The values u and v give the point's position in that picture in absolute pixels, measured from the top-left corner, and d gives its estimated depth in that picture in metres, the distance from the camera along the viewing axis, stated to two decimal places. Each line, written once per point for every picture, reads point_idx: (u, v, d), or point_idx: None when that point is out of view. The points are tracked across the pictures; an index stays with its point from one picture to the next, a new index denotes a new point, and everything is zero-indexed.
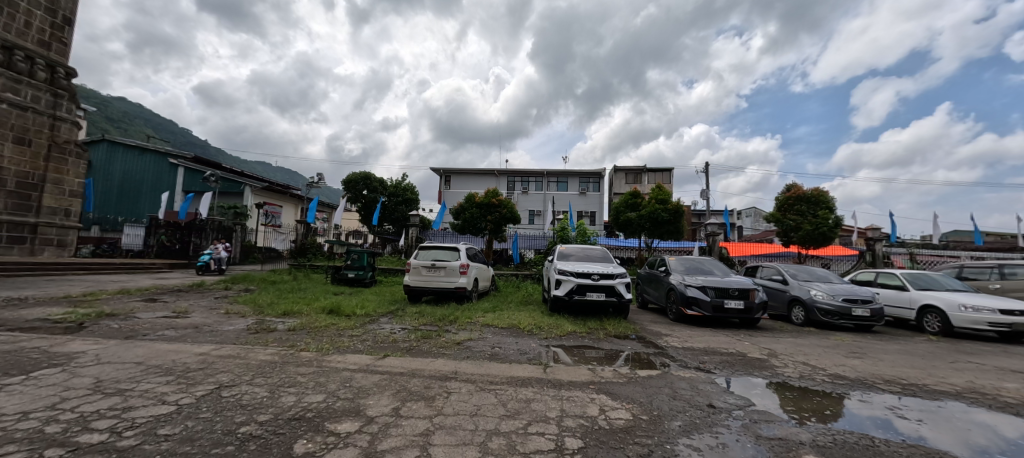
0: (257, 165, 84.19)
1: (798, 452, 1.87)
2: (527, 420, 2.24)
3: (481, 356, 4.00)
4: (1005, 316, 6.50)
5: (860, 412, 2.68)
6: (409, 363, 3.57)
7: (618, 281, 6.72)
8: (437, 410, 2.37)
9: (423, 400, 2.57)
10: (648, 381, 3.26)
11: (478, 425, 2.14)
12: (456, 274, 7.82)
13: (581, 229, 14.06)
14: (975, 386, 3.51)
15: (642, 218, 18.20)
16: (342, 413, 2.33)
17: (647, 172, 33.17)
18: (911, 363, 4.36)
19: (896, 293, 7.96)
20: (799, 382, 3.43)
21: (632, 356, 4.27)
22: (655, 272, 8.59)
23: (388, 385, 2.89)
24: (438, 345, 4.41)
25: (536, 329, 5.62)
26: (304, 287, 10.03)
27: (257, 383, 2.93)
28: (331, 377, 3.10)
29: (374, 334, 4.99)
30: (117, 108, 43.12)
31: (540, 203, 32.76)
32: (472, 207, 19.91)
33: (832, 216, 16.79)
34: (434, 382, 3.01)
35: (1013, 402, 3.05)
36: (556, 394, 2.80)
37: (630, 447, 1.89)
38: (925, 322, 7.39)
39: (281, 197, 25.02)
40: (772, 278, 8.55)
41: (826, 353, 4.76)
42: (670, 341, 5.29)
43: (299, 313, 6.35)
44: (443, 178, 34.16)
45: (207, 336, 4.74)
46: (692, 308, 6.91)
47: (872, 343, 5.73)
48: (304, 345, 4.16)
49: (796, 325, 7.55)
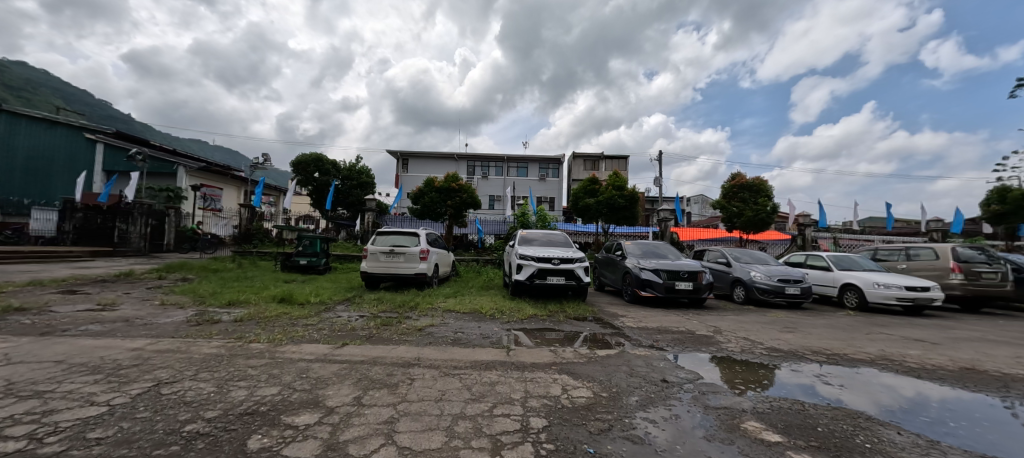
0: (196, 147, 77.46)
1: (740, 419, 2.06)
2: (492, 402, 2.28)
3: (444, 341, 3.99)
4: (910, 292, 7.44)
5: (791, 380, 2.99)
6: (369, 351, 3.49)
7: (577, 265, 6.91)
8: (401, 397, 2.35)
9: (386, 387, 2.54)
10: (607, 360, 3.42)
11: (444, 410, 2.14)
12: (415, 260, 7.67)
13: (541, 214, 14.22)
14: (884, 353, 4.04)
15: (599, 204, 18.74)
16: (299, 405, 2.24)
17: (604, 159, 34.09)
18: (835, 335, 4.90)
19: (823, 273, 8.84)
20: (740, 355, 3.76)
21: (590, 337, 4.45)
22: (610, 255, 8.98)
23: (348, 374, 2.81)
24: (399, 331, 4.35)
25: (498, 313, 5.68)
26: (251, 275, 9.45)
27: (203, 378, 2.74)
28: (285, 369, 2.96)
29: (330, 322, 4.83)
30: (13, 73, 36.98)
31: (500, 188, 32.78)
32: (431, 192, 19.38)
33: (770, 204, 18.20)
34: (396, 369, 2.97)
35: (914, 366, 3.55)
36: (520, 376, 2.86)
37: (592, 422, 1.98)
38: (845, 298, 8.31)
39: (221, 179, 23.04)
40: (717, 261, 9.21)
41: (763, 328, 5.24)
42: (626, 321, 5.59)
43: (246, 302, 5.99)
44: (400, 161, 33.07)
45: (141, 330, 4.34)
46: (645, 289, 7.28)
47: (802, 318, 6.36)
48: (254, 336, 3.95)
49: (738, 303, 8.19)
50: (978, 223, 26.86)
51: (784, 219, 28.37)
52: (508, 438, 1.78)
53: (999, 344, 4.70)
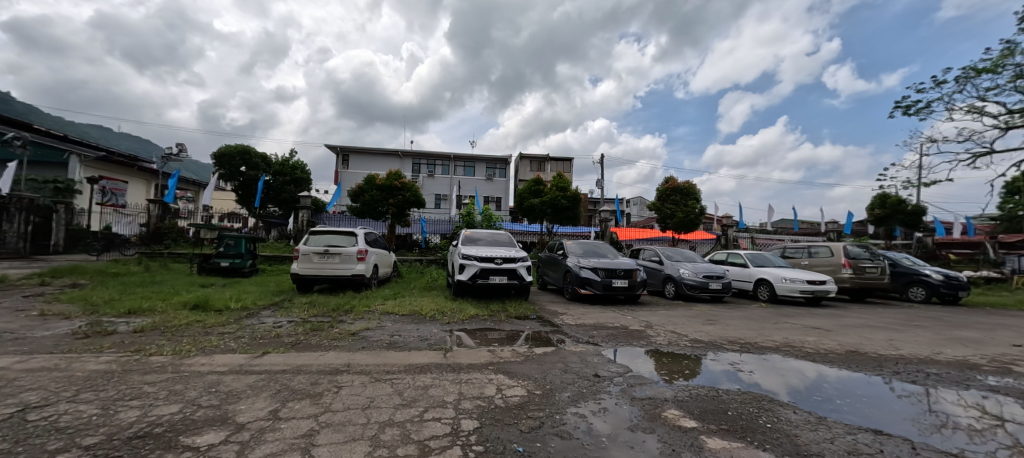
0: (98, 135, 67.71)
1: (662, 408, 2.17)
2: (424, 406, 2.20)
3: (377, 345, 3.82)
4: (810, 285, 8.44)
5: (711, 368, 3.22)
6: (293, 359, 3.24)
7: (520, 265, 6.99)
8: (325, 407, 2.19)
9: (308, 398, 2.35)
10: (544, 357, 3.47)
11: (371, 418, 2.03)
12: (353, 261, 7.30)
13: (487, 214, 14.19)
14: (788, 341, 4.53)
15: (544, 204, 19.23)
16: (204, 423, 2.01)
17: (550, 161, 35.20)
18: (749, 326, 5.41)
19: (741, 269, 9.73)
20: (667, 348, 4.00)
21: (531, 335, 4.49)
22: (553, 255, 9.20)
23: (266, 386, 2.58)
24: (330, 337, 4.10)
25: (438, 314, 5.59)
26: (160, 279, 8.43)
27: (84, 399, 2.36)
28: (191, 383, 2.65)
29: (252, 330, 4.43)
30: None
31: (446, 187, 32.53)
32: (371, 190, 18.36)
33: (698, 207, 19.88)
34: (322, 377, 2.77)
35: (811, 351, 4.00)
36: (455, 378, 2.80)
37: (524, 421, 1.96)
38: (759, 292, 9.22)
39: (127, 171, 20.34)
40: (651, 259, 9.79)
41: (689, 321, 5.65)
42: (565, 319, 5.74)
43: (151, 310, 5.32)
44: (340, 156, 31.63)
45: (7, 346, 3.67)
46: (585, 287, 7.55)
47: (723, 311, 6.97)
48: (155, 348, 3.50)
49: (669, 299, 8.79)
50: (863, 225, 31.53)
51: (711, 219, 31.24)
52: (435, 443, 1.71)
53: (876, 329, 5.50)
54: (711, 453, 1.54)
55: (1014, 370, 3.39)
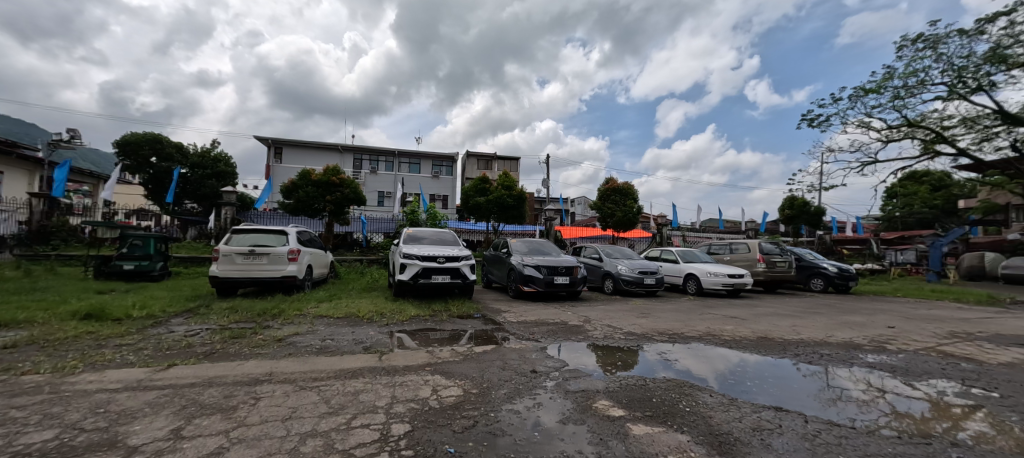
0: None
1: (593, 400, 2.25)
2: (352, 413, 2.06)
3: (307, 352, 3.58)
4: (731, 279, 9.33)
5: (644, 359, 3.39)
6: (205, 371, 2.94)
7: (463, 264, 6.96)
8: (238, 422, 1.99)
9: (219, 412, 2.12)
10: (484, 355, 3.46)
11: (290, 430, 1.88)
12: (283, 262, 6.85)
13: (432, 212, 13.75)
14: (711, 330, 4.95)
15: (490, 203, 19.36)
16: (85, 449, 1.73)
17: (497, 160, 35.61)
18: (678, 318, 5.84)
19: (673, 265, 10.46)
20: (603, 341, 4.17)
21: (475, 334, 4.49)
22: (498, 253, 9.29)
23: (170, 402, 2.30)
24: (252, 344, 3.79)
25: (376, 315, 5.42)
26: (42, 285, 7.25)
27: None
28: (73, 405, 2.30)
29: (159, 340, 3.98)
30: None
31: (390, 184, 31.68)
32: (307, 186, 16.78)
33: (636, 205, 21.27)
34: (238, 389, 2.52)
35: (729, 339, 4.41)
36: (389, 381, 2.65)
37: (457, 420, 1.88)
38: (688, 285, 9.98)
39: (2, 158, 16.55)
40: (591, 256, 10.22)
41: (625, 315, 6.00)
42: (508, 316, 5.83)
43: (28, 323, 4.54)
44: (272, 150, 29.99)
45: None
46: (528, 285, 7.74)
47: (656, 305, 7.49)
48: (28, 367, 2.99)
49: (608, 294, 9.27)
50: (775, 224, 35.64)
51: (647, 219, 33.52)
52: (360, 452, 1.60)
53: (783, 316, 6.21)
54: (635, 438, 1.64)
55: (887, 348, 3.99)
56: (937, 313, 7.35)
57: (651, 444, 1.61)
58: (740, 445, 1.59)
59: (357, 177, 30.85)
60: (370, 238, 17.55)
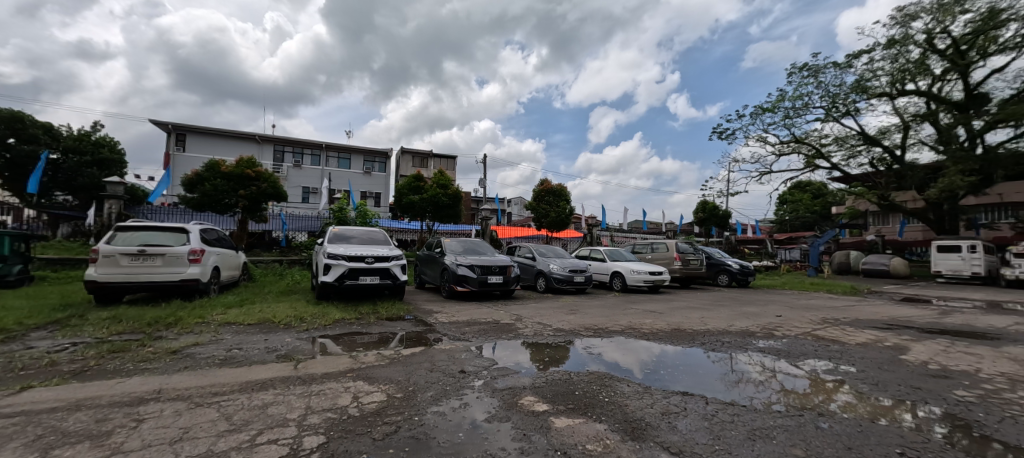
0: None
1: (520, 397, 2.31)
2: (260, 428, 1.83)
3: (207, 364, 3.22)
4: (651, 276, 10.23)
5: (571, 354, 3.54)
6: (71, 394, 2.48)
7: (394, 264, 6.80)
8: (110, 450, 1.65)
9: (86, 441, 1.76)
10: (411, 358, 3.36)
11: (179, 453, 1.60)
12: (183, 263, 6.14)
13: (362, 210, 12.94)
14: (632, 324, 5.34)
15: (424, 201, 18.83)
16: None
17: (433, 157, 35.25)
18: (605, 313, 6.25)
19: (601, 264, 11.13)
20: (533, 338, 4.29)
21: (404, 337, 4.38)
22: (431, 253, 9.18)
23: (14, 435, 1.86)
24: (136, 359, 3.31)
25: (295, 321, 5.09)
26: None
27: None
28: None
29: (7, 359, 3.31)
30: None
31: (316, 179, 29.81)
32: (216, 178, 14.86)
33: (568, 207, 23.05)
34: (111, 412, 2.12)
35: (647, 331, 4.79)
36: (304, 391, 2.42)
37: (378, 428, 1.78)
38: (614, 282, 10.68)
39: None
40: (525, 255, 10.53)
41: (555, 313, 6.29)
42: (439, 317, 5.81)
43: None
44: (173, 136, 26.60)
45: None
46: (461, 285, 7.77)
47: (584, 301, 7.97)
48: None
49: (540, 292, 9.65)
50: (689, 226, 39.85)
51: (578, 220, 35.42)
52: None
53: (694, 309, 6.93)
54: (557, 432, 1.78)
55: (775, 334, 4.61)
56: (812, 302, 8.76)
57: (571, 435, 1.76)
58: (650, 429, 1.86)
59: (278, 170, 28.49)
60: (292, 236, 16.29)
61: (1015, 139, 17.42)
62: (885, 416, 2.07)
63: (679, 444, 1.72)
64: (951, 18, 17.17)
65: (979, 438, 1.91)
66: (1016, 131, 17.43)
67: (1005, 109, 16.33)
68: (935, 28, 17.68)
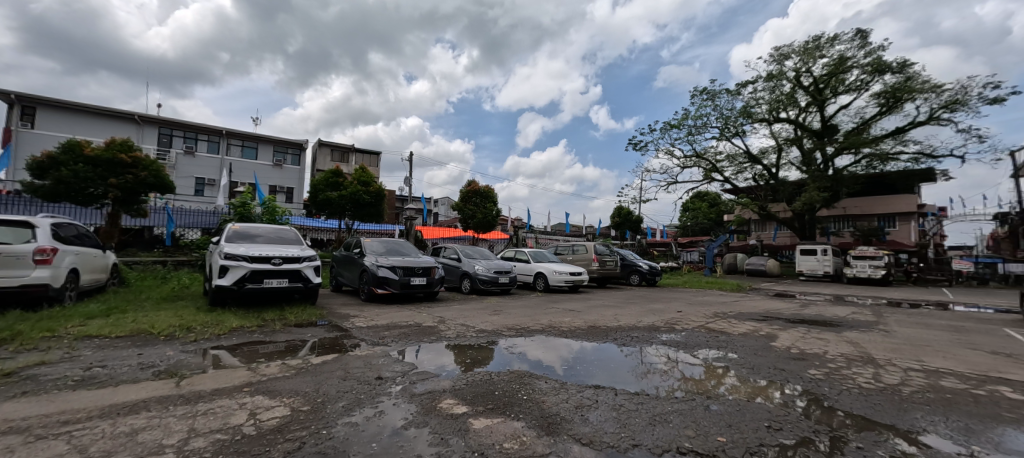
0: None
1: (438, 400, 2.31)
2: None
3: (56, 387, 2.70)
4: (572, 276, 10.96)
5: (493, 354, 3.62)
6: None
7: (306, 265, 6.40)
8: None
9: None
10: (321, 367, 3.17)
11: None
12: (26, 266, 5.11)
13: (270, 206, 11.43)
14: (553, 323, 5.64)
15: (343, 199, 17.97)
16: None
17: (355, 152, 33.47)
18: (527, 313, 6.56)
19: (525, 265, 11.65)
20: (456, 340, 4.32)
21: (316, 344, 4.13)
22: (349, 253, 8.82)
23: None
24: None
25: (181, 331, 4.53)
26: None
27: None
28: None
29: None
30: None
31: (215, 170, 26.53)
32: (76, 163, 11.68)
33: (494, 208, 23.47)
34: None
35: (566, 329, 5.11)
36: (190, 410, 2.14)
37: (278, 446, 1.65)
38: (538, 283, 11.26)
39: None
40: (450, 257, 10.64)
41: (478, 314, 6.43)
42: (356, 321, 5.58)
43: None
44: (19, 110, 22.25)
45: None
46: (381, 287, 7.55)
47: (507, 302, 8.29)
48: None
49: (465, 293, 9.82)
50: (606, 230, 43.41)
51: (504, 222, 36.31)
52: None
53: (608, 307, 7.58)
54: (474, 433, 1.81)
55: (676, 328, 5.19)
56: (706, 298, 10.09)
57: (488, 435, 1.80)
58: (564, 423, 1.99)
59: (162, 156, 24.62)
60: (181, 234, 14.79)
61: (855, 165, 21.51)
62: (760, 395, 2.44)
63: (589, 435, 1.86)
64: (813, 61, 20.76)
65: (825, 408, 2.34)
66: (856, 157, 21.47)
67: (849, 139, 20.24)
68: (802, 67, 21.19)
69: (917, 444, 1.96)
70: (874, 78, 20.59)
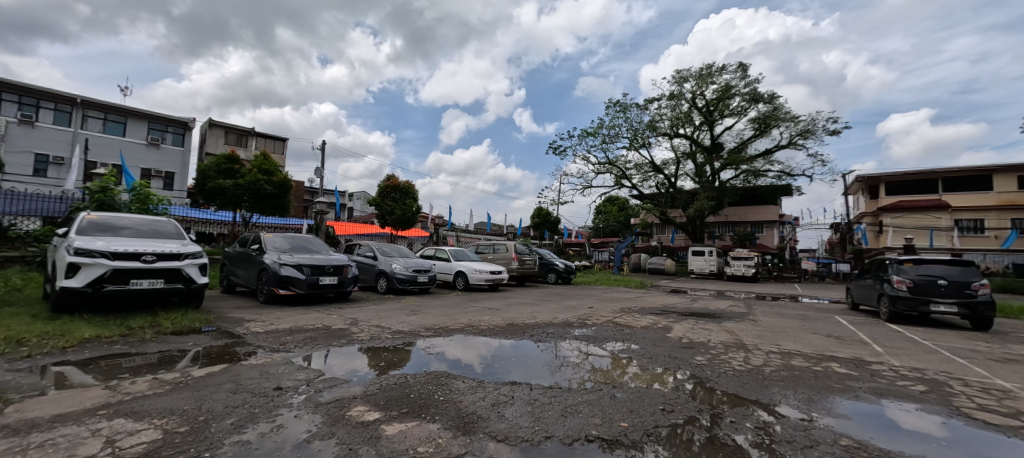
0: None
1: (347, 408, 2.24)
2: None
3: None
4: (493, 275, 11.25)
5: (409, 355, 3.58)
6: None
7: (188, 263, 5.68)
8: None
9: None
10: (206, 381, 2.84)
11: None
12: None
13: (142, 193, 9.71)
14: (472, 322, 5.74)
15: (238, 188, 16.12)
16: None
17: (255, 136, 30.13)
18: (444, 312, 6.63)
19: (446, 264, 11.71)
20: (371, 343, 4.18)
21: (200, 353, 3.67)
22: (247, 250, 7.99)
23: None
24: None
25: (6, 345, 3.69)
26: None
27: None
28: None
29: None
30: None
31: (65, 144, 21.78)
32: None
33: (414, 205, 23.25)
34: None
35: (484, 328, 5.25)
36: (22, 443, 1.77)
37: None
38: (458, 281, 11.41)
39: None
40: (365, 254, 10.26)
41: (395, 314, 6.31)
42: (252, 326, 5.08)
43: None
44: None
45: None
46: (284, 288, 6.96)
47: (425, 301, 8.26)
48: None
49: (381, 293, 9.55)
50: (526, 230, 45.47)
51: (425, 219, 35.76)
52: None
53: (526, 305, 7.97)
54: (386, 440, 1.79)
55: (589, 323, 5.63)
56: (614, 295, 11.13)
57: (402, 441, 1.79)
58: (480, 422, 2.04)
59: None
60: (9, 221, 10.96)
61: (735, 178, 25.29)
62: (656, 381, 2.77)
63: (504, 431, 1.94)
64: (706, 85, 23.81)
65: (708, 389, 2.73)
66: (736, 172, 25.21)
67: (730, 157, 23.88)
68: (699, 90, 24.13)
69: (771, 414, 2.39)
70: (750, 105, 24.16)
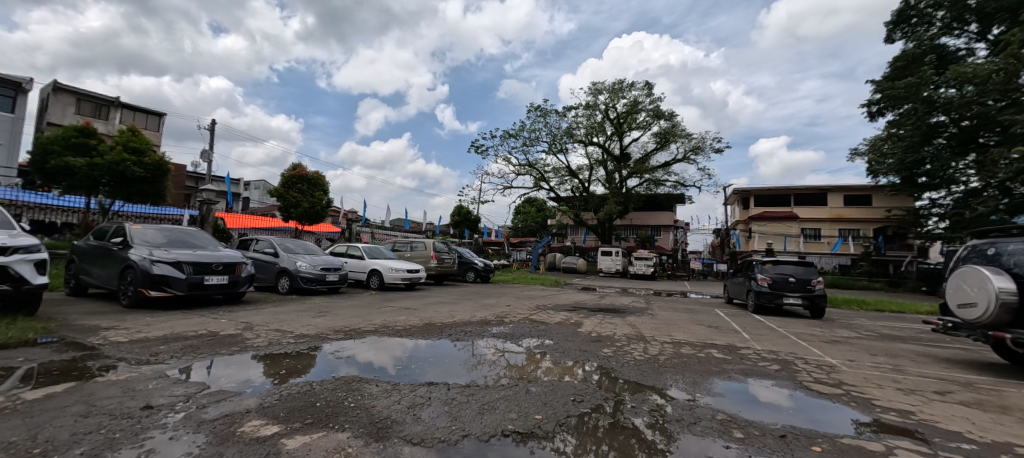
0: None
1: (239, 423, 1.99)
2: None
3: None
4: (410, 274, 10.98)
5: (317, 360, 3.31)
6: None
7: (17, 259, 4.56)
8: None
9: None
10: (40, 404, 2.28)
11: None
12: None
13: None
14: (386, 322, 5.51)
15: (95, 169, 13.13)
16: None
17: (120, 108, 25.29)
18: (355, 313, 6.29)
19: (359, 262, 11.13)
20: (271, 349, 3.77)
21: (32, 372, 2.93)
22: (106, 243, 6.68)
23: None
24: None
25: None
26: None
27: None
28: None
29: None
30: None
31: None
32: None
33: (325, 198, 21.85)
34: None
35: (398, 328, 5.09)
36: None
37: None
38: (371, 280, 10.91)
39: None
40: (264, 251, 9.29)
41: (299, 317, 5.79)
42: (113, 335, 4.24)
43: None
44: None
45: None
46: (156, 289, 5.94)
47: (334, 302, 7.74)
48: None
49: (282, 293, 8.69)
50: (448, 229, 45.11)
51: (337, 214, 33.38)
52: None
53: (443, 303, 7.94)
54: (287, 454, 1.62)
55: (506, 321, 5.77)
56: (529, 292, 11.65)
57: (305, 453, 1.64)
58: (395, 426, 1.96)
59: None
60: None
61: (641, 186, 28.03)
62: (568, 374, 2.94)
63: (421, 433, 1.89)
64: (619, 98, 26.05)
65: (613, 378, 2.98)
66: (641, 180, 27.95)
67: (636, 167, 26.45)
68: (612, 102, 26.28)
69: (664, 397, 2.71)
70: (653, 121, 27.03)
